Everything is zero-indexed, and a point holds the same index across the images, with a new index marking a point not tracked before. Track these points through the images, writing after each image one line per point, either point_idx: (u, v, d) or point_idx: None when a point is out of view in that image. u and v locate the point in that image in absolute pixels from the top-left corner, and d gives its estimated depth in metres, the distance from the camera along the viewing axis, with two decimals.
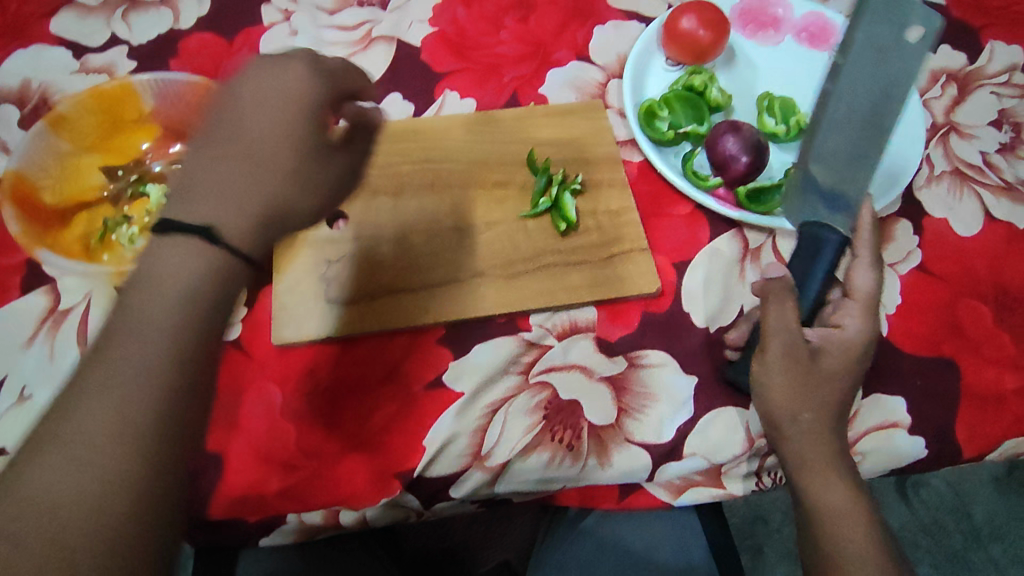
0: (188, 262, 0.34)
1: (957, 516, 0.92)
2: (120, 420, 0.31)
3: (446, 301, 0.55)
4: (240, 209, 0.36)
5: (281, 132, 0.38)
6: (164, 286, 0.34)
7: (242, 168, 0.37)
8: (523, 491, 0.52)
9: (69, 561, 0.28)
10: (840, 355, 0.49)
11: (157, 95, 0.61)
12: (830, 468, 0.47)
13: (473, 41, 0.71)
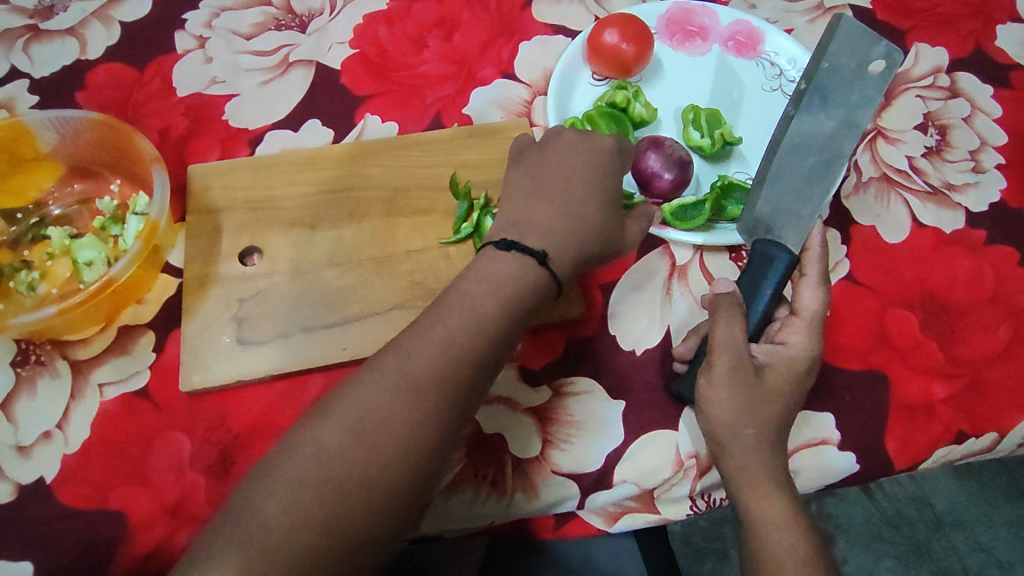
0: (513, 280, 0.43)
1: (919, 505, 0.80)
2: (409, 384, 0.39)
3: (367, 335, 0.54)
4: (571, 243, 0.46)
5: (602, 181, 0.49)
6: (490, 279, 0.43)
7: (566, 208, 0.47)
8: (452, 530, 0.49)
9: (343, 502, 0.36)
10: (785, 371, 0.47)
11: (55, 133, 0.58)
12: (771, 483, 0.44)
13: (395, 62, 0.70)
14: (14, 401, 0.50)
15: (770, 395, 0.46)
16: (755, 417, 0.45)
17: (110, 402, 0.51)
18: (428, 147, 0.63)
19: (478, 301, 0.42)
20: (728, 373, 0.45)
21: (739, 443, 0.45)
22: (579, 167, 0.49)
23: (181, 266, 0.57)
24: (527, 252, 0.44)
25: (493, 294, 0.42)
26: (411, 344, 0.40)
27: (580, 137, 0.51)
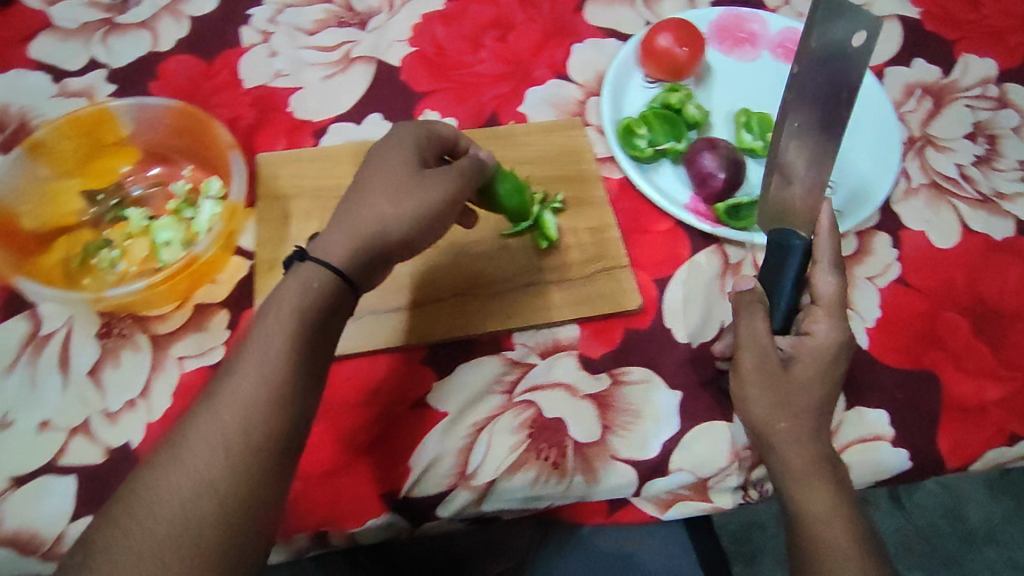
0: (301, 296, 0.44)
1: (951, 519, 0.74)
2: (246, 429, 0.40)
3: (429, 321, 0.56)
4: (363, 243, 0.47)
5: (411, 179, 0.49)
6: (286, 308, 0.43)
7: (391, 204, 0.48)
8: (511, 509, 0.51)
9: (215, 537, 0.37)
10: (814, 363, 0.48)
11: (135, 119, 0.60)
12: (822, 479, 0.46)
13: (453, 59, 0.71)
14: (101, 369, 0.54)
15: (803, 388, 0.47)
16: (793, 412, 0.47)
17: (189, 374, 0.54)
18: (487, 142, 0.65)
19: (279, 319, 0.43)
20: (758, 369, 0.48)
21: (777, 440, 0.47)
22: (388, 161, 0.50)
23: (253, 250, 0.59)
24: (327, 264, 0.45)
25: (294, 312, 0.43)
26: (256, 351, 0.42)
27: (392, 139, 0.51)
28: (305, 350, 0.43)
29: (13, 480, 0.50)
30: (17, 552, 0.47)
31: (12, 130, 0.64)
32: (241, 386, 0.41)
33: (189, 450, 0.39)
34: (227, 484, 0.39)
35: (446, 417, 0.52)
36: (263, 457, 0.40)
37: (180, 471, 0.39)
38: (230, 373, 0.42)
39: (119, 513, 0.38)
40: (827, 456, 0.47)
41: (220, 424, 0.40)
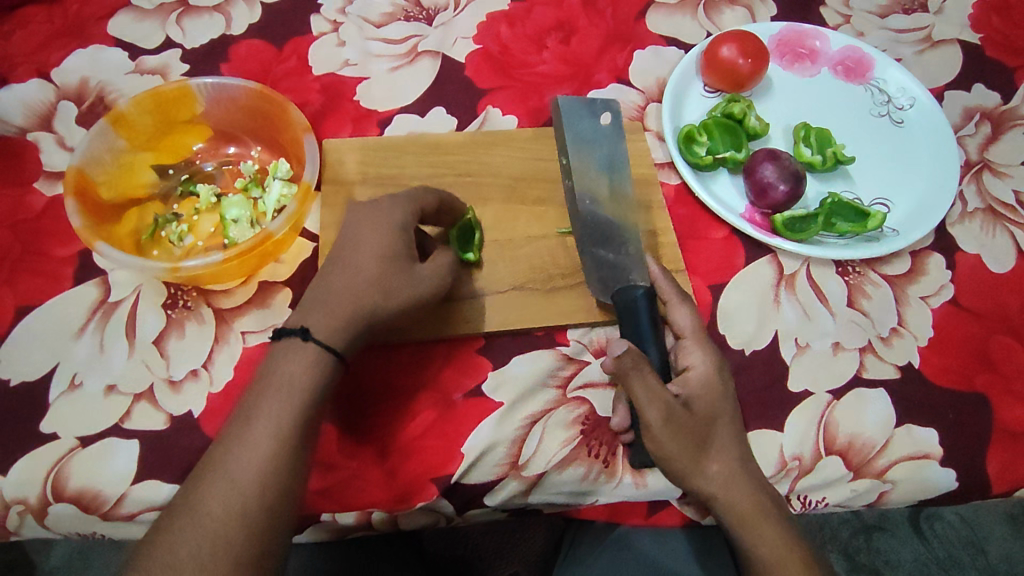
0: (294, 370, 0.45)
1: (972, 552, 0.73)
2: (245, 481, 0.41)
3: (485, 312, 0.57)
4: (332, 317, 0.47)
5: (374, 254, 0.49)
6: (282, 376, 0.45)
7: (345, 280, 0.48)
8: (555, 503, 0.53)
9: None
10: (707, 394, 0.50)
11: (212, 99, 0.62)
12: (764, 504, 0.49)
13: (517, 59, 0.72)
14: (165, 339, 0.55)
15: (731, 431, 0.50)
16: (727, 455, 0.49)
17: (252, 348, 0.55)
18: (547, 141, 0.66)
19: (271, 394, 0.44)
20: (663, 424, 0.47)
21: (718, 483, 0.49)
22: (365, 241, 0.49)
23: (317, 232, 0.60)
24: (292, 334, 0.45)
25: (286, 386, 0.44)
26: (245, 428, 0.43)
27: (368, 203, 0.52)
28: (298, 422, 0.44)
29: (79, 441, 0.51)
30: (79, 510, 0.49)
31: (91, 103, 0.66)
32: (229, 469, 0.42)
33: (175, 528, 0.40)
34: (214, 558, 0.40)
35: (502, 406, 0.53)
36: (250, 528, 0.41)
37: (174, 549, 0.40)
38: (219, 449, 0.43)
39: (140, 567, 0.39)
40: (764, 485, 0.50)
41: (211, 508, 0.41)
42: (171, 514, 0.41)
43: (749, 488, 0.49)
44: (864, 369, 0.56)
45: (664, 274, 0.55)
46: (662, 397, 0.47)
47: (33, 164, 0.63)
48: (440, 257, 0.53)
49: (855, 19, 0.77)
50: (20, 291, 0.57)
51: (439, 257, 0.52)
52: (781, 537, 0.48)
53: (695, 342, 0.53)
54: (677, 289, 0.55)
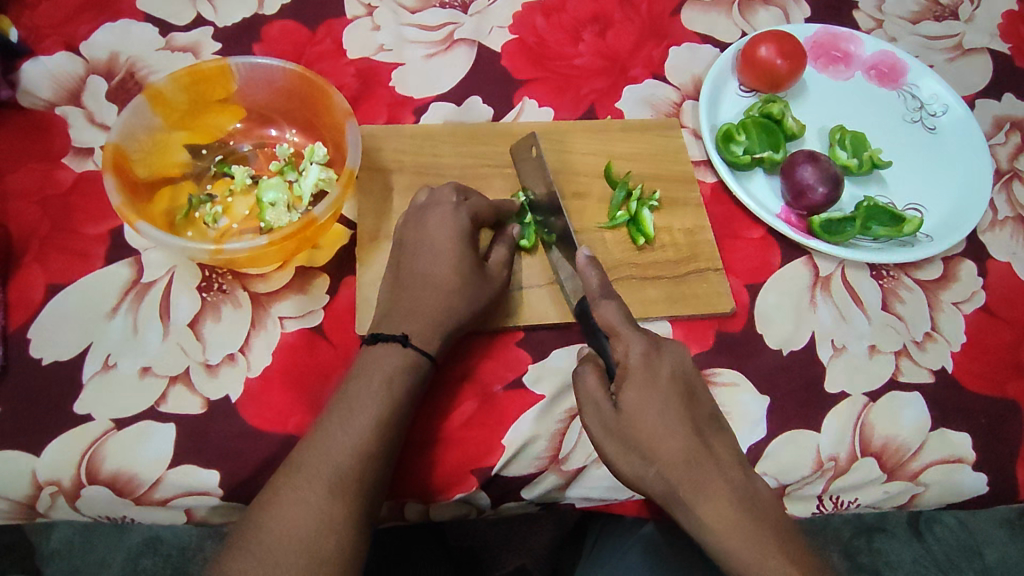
0: (387, 368, 0.48)
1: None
2: (355, 449, 0.45)
3: (526, 305, 0.56)
4: (425, 323, 0.50)
5: (452, 258, 0.52)
6: (381, 365, 0.48)
7: (430, 289, 0.51)
8: (591, 497, 0.53)
9: (317, 546, 0.42)
10: (639, 391, 0.46)
11: (249, 80, 0.60)
12: (715, 489, 0.44)
13: (552, 50, 0.71)
14: (201, 322, 0.54)
15: (662, 417, 0.46)
16: (665, 442, 0.45)
17: (290, 335, 0.54)
18: (585, 135, 0.65)
19: (370, 389, 0.47)
20: (599, 429, 0.48)
21: (655, 475, 0.45)
22: (438, 248, 0.53)
23: (354, 219, 0.60)
24: (391, 340, 0.49)
25: (385, 379, 0.48)
26: (342, 419, 0.46)
27: (431, 207, 0.55)
28: (396, 416, 0.47)
29: (113, 423, 0.50)
30: (114, 493, 0.49)
31: (121, 79, 0.64)
32: (335, 439, 0.45)
33: (277, 506, 0.43)
34: (317, 533, 0.42)
35: (543, 399, 0.53)
36: (351, 506, 0.43)
37: (276, 524, 0.42)
38: (317, 435, 0.46)
39: (252, 527, 0.42)
40: (717, 468, 0.45)
41: (316, 475, 0.44)
42: (270, 495, 0.43)
43: (698, 471, 0.44)
44: (899, 372, 0.57)
45: (588, 263, 0.51)
46: (594, 402, 0.49)
47: (61, 139, 0.61)
48: (498, 248, 0.56)
49: (888, 24, 0.77)
50: (50, 269, 0.55)
51: (500, 248, 0.56)
52: (738, 524, 0.43)
53: (626, 334, 0.48)
54: (598, 280, 0.51)
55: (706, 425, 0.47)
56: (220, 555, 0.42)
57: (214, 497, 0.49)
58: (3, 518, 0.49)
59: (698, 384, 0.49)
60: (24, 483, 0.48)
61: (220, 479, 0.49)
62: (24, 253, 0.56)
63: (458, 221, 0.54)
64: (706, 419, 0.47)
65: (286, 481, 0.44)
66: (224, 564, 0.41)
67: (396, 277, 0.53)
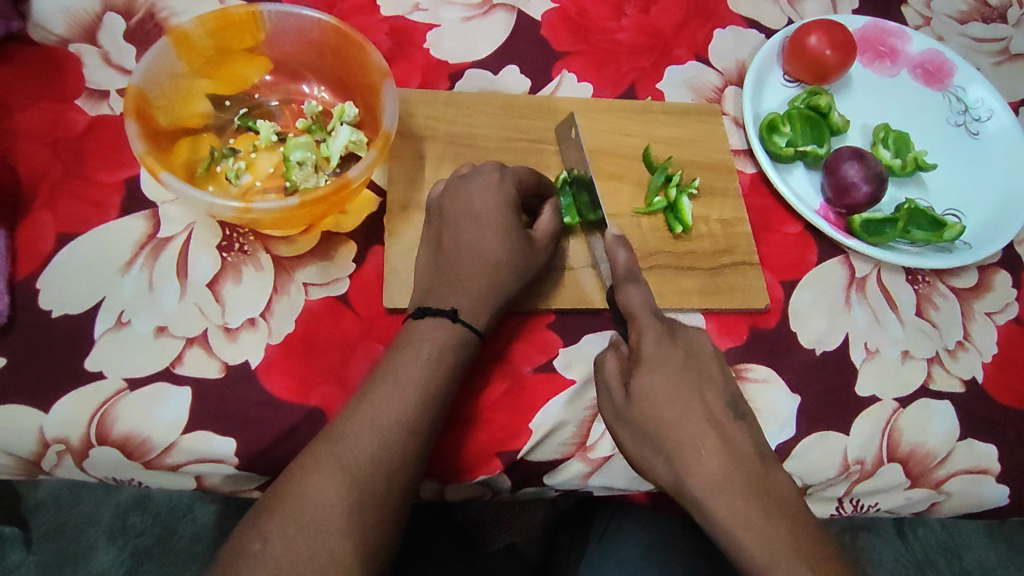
0: (435, 343, 0.46)
1: (948, 556, 0.76)
2: (400, 422, 0.43)
3: (559, 288, 0.55)
4: (460, 298, 0.49)
5: (498, 230, 0.50)
6: (426, 343, 0.46)
7: (470, 264, 0.50)
8: (614, 487, 0.52)
9: (353, 519, 0.40)
10: (641, 339, 0.47)
11: (280, 29, 0.57)
12: (701, 440, 0.43)
13: (594, 23, 0.68)
14: (221, 283, 0.52)
15: (654, 369, 0.46)
16: (671, 424, 0.44)
17: (314, 302, 0.52)
18: (626, 115, 0.63)
19: (416, 360, 0.46)
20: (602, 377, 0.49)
21: (659, 456, 0.45)
22: (480, 220, 0.51)
23: (384, 185, 0.57)
24: (439, 313, 0.47)
25: (431, 354, 0.46)
26: (388, 391, 0.44)
27: (474, 176, 0.53)
28: (440, 390, 0.45)
29: (126, 382, 0.48)
30: (124, 456, 0.47)
31: (140, 18, 0.60)
32: (380, 408, 0.43)
33: (319, 473, 0.41)
34: (356, 502, 0.40)
35: (575, 384, 0.52)
36: (394, 483, 0.42)
37: (316, 492, 0.40)
38: (362, 403, 0.44)
39: (288, 490, 0.40)
40: (707, 419, 0.44)
41: (357, 445, 0.42)
42: (309, 459, 0.42)
43: (686, 423, 0.44)
44: (930, 379, 0.56)
45: (611, 223, 0.49)
46: (607, 385, 0.49)
47: (75, 79, 0.57)
48: (545, 215, 0.54)
49: (936, 23, 0.74)
50: (61, 216, 0.52)
51: (547, 217, 0.54)
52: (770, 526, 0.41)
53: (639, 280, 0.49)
54: (626, 257, 0.49)
55: (723, 414, 0.45)
56: (254, 519, 0.40)
57: (230, 466, 0.47)
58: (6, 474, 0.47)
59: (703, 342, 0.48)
60: (30, 439, 0.46)
61: (237, 448, 0.47)
62: (32, 198, 0.53)
63: (502, 195, 0.52)
64: (712, 376, 0.47)
65: (323, 448, 0.42)
66: (261, 526, 0.39)
67: (435, 245, 0.51)
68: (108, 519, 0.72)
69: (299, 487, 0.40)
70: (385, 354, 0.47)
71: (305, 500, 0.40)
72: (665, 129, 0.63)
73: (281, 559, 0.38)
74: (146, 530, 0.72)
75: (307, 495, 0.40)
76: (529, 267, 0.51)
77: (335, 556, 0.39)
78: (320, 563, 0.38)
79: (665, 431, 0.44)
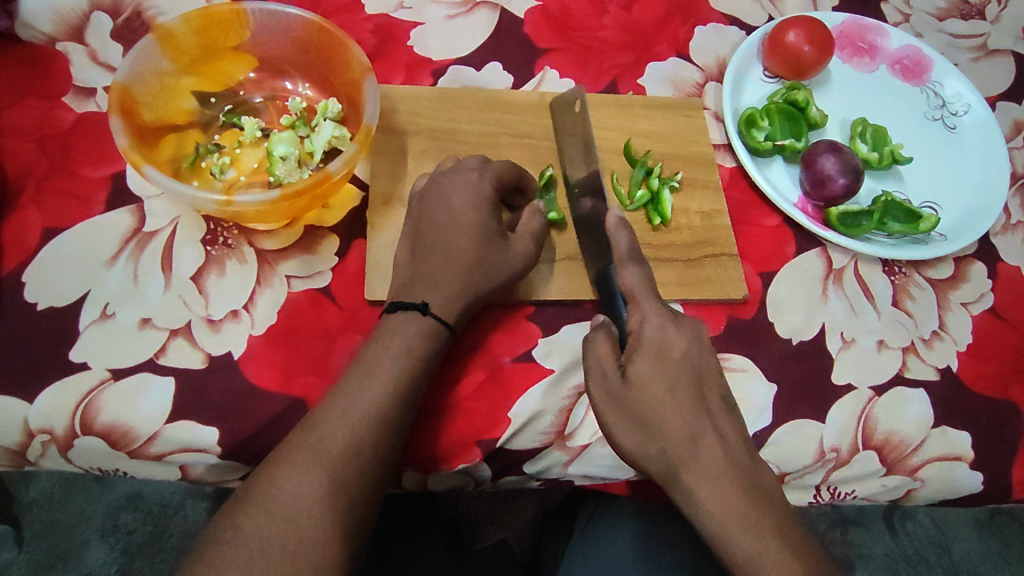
0: (413, 334, 0.47)
1: (940, 551, 0.75)
2: (374, 414, 0.44)
3: (539, 280, 0.55)
4: (438, 290, 0.49)
5: (477, 223, 0.51)
6: (400, 337, 0.47)
7: (449, 256, 0.50)
8: (592, 475, 0.53)
9: (326, 510, 0.41)
10: (653, 361, 0.46)
11: (265, 26, 0.58)
12: (715, 467, 0.43)
13: (576, 20, 0.68)
14: (204, 276, 0.53)
15: (670, 394, 0.45)
16: (673, 418, 0.45)
17: (297, 294, 0.53)
18: (607, 110, 0.64)
19: (391, 353, 0.46)
20: (604, 398, 0.48)
21: (657, 447, 0.45)
22: (460, 213, 0.52)
23: (367, 179, 0.58)
24: (413, 308, 0.48)
25: (405, 348, 0.47)
26: (361, 384, 0.45)
27: (454, 170, 0.53)
28: (415, 382, 0.46)
29: (110, 373, 0.49)
30: (108, 445, 0.47)
31: (127, 17, 0.61)
32: (354, 401, 0.44)
33: (293, 464, 0.42)
34: (330, 493, 0.41)
35: (553, 374, 0.53)
36: (368, 473, 0.43)
37: (289, 482, 0.41)
38: (336, 395, 0.45)
39: (263, 481, 0.41)
40: (721, 446, 0.44)
41: (332, 437, 0.43)
42: (284, 453, 0.42)
43: (701, 450, 0.44)
44: (906, 368, 0.57)
45: (621, 226, 0.50)
46: (601, 368, 0.48)
47: (62, 76, 0.58)
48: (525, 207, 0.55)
49: (914, 19, 0.75)
50: (47, 211, 0.53)
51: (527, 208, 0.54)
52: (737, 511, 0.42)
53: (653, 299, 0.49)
54: (628, 243, 0.50)
55: (717, 405, 0.47)
56: (229, 509, 0.40)
57: (212, 455, 0.48)
58: None
59: (709, 363, 0.48)
60: (14, 429, 0.47)
61: (219, 437, 0.48)
62: (19, 193, 0.53)
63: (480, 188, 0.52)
64: (717, 400, 0.47)
65: (296, 441, 0.43)
66: (235, 516, 0.40)
67: (416, 238, 0.52)
68: (101, 517, 0.73)
69: (272, 478, 0.41)
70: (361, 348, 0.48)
71: (279, 491, 0.41)
72: (645, 124, 0.64)
73: (252, 548, 0.39)
74: (138, 528, 0.73)
75: (280, 487, 0.41)
76: (509, 258, 0.52)
77: (306, 545, 0.39)
78: (293, 552, 0.39)
79: (685, 459, 0.44)
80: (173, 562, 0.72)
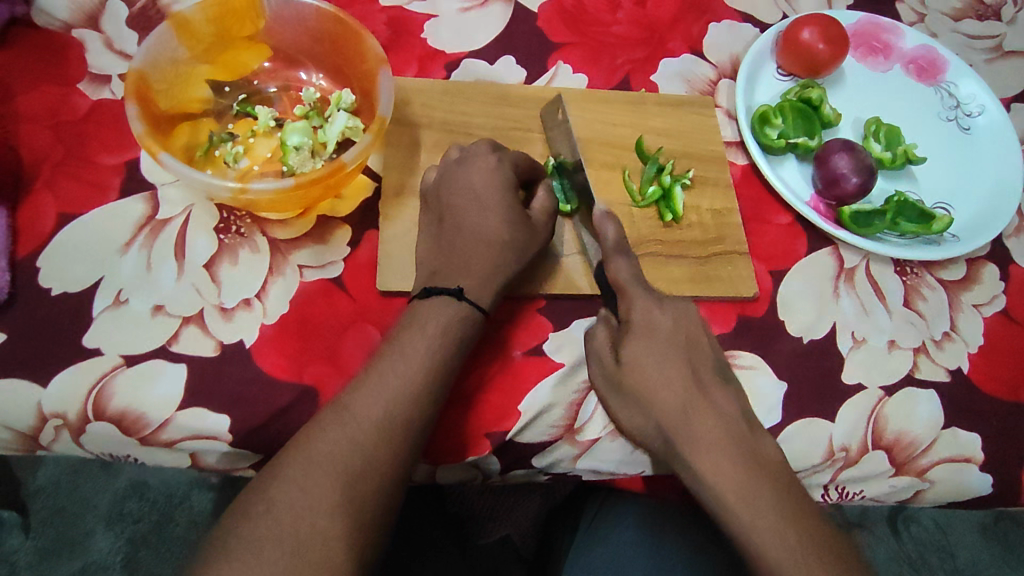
0: (442, 321, 0.47)
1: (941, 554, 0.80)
2: (406, 395, 0.44)
3: (550, 274, 0.55)
4: (451, 281, 0.49)
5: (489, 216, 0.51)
6: (434, 320, 0.47)
7: (462, 248, 0.51)
8: (601, 470, 0.53)
9: (357, 488, 0.41)
10: (642, 339, 0.48)
11: (280, 16, 0.58)
12: (710, 439, 0.44)
13: (590, 16, 0.68)
14: (217, 264, 0.53)
15: (661, 369, 0.47)
16: (665, 393, 0.46)
17: (309, 284, 0.53)
18: (620, 105, 0.64)
19: (425, 336, 0.47)
20: (605, 386, 0.50)
21: (655, 428, 0.47)
22: (474, 205, 0.52)
23: (379, 171, 0.58)
24: (447, 292, 0.48)
25: (437, 332, 0.47)
26: (394, 365, 0.45)
27: (468, 162, 0.54)
28: (447, 367, 0.46)
29: (123, 359, 0.49)
30: (120, 431, 0.48)
31: (143, 5, 0.61)
32: (387, 381, 0.44)
33: (325, 441, 0.42)
34: (359, 471, 0.41)
35: (563, 367, 0.53)
36: (398, 454, 0.43)
37: (321, 457, 0.41)
38: (369, 376, 0.45)
39: (293, 456, 0.41)
40: (714, 417, 0.45)
41: (364, 416, 0.43)
42: (315, 430, 0.43)
43: (694, 422, 0.45)
44: (916, 369, 0.57)
45: (605, 218, 0.51)
46: (599, 358, 0.51)
47: (77, 63, 0.58)
48: (537, 200, 0.55)
49: (929, 19, 0.75)
50: (61, 197, 0.53)
51: (540, 200, 0.55)
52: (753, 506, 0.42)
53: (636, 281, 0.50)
54: (614, 233, 0.51)
55: (711, 380, 0.48)
56: (257, 484, 0.41)
57: (223, 443, 0.48)
58: (5, 448, 0.48)
59: (703, 341, 0.50)
60: (28, 413, 0.47)
61: (230, 425, 0.48)
62: (34, 179, 0.54)
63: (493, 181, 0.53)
64: (711, 374, 0.48)
65: (329, 420, 0.43)
66: (266, 491, 0.40)
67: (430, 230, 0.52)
68: (106, 507, 0.74)
69: (304, 455, 0.41)
70: (393, 331, 0.48)
71: (309, 467, 0.41)
72: (657, 120, 0.64)
73: (280, 520, 0.39)
74: (143, 517, 0.74)
75: (311, 463, 0.41)
76: (522, 250, 0.52)
77: (334, 522, 0.39)
78: (321, 528, 0.39)
79: (675, 432, 0.45)
80: (179, 550, 0.73)
